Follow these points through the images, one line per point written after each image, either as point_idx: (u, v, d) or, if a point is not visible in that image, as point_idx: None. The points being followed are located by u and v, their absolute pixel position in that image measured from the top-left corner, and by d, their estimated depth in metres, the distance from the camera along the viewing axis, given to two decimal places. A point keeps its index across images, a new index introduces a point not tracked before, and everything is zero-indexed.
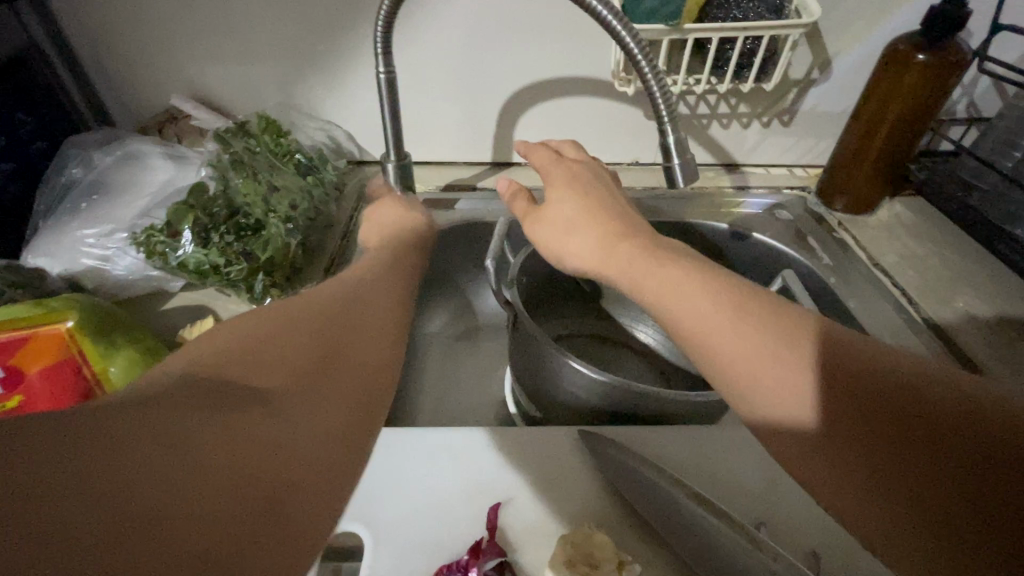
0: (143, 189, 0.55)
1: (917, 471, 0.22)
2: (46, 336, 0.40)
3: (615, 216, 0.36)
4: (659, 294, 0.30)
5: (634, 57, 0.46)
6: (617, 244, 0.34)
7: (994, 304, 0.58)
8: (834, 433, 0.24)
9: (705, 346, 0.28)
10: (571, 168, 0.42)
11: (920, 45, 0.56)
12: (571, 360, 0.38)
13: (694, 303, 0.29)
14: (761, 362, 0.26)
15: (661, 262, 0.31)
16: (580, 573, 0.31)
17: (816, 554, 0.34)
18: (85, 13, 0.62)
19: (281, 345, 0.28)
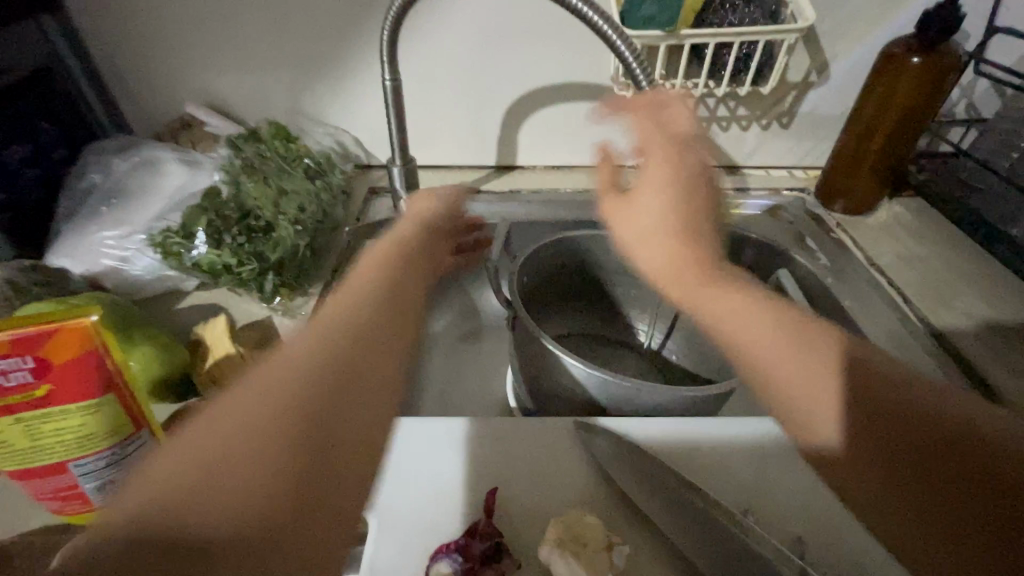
0: (159, 193, 0.58)
1: (926, 478, 0.26)
2: (69, 329, 0.30)
3: (697, 230, 0.37)
4: (720, 317, 0.33)
5: (628, 64, 0.48)
6: (689, 267, 0.35)
7: (990, 303, 0.59)
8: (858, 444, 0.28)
9: (767, 370, 0.31)
10: (669, 156, 0.39)
11: (914, 47, 0.57)
12: (568, 357, 0.40)
13: (756, 326, 0.32)
14: (813, 390, 0.30)
15: (727, 290, 0.34)
16: (570, 552, 0.32)
17: (802, 540, 0.36)
18: (106, 26, 0.65)
19: (290, 382, 0.25)
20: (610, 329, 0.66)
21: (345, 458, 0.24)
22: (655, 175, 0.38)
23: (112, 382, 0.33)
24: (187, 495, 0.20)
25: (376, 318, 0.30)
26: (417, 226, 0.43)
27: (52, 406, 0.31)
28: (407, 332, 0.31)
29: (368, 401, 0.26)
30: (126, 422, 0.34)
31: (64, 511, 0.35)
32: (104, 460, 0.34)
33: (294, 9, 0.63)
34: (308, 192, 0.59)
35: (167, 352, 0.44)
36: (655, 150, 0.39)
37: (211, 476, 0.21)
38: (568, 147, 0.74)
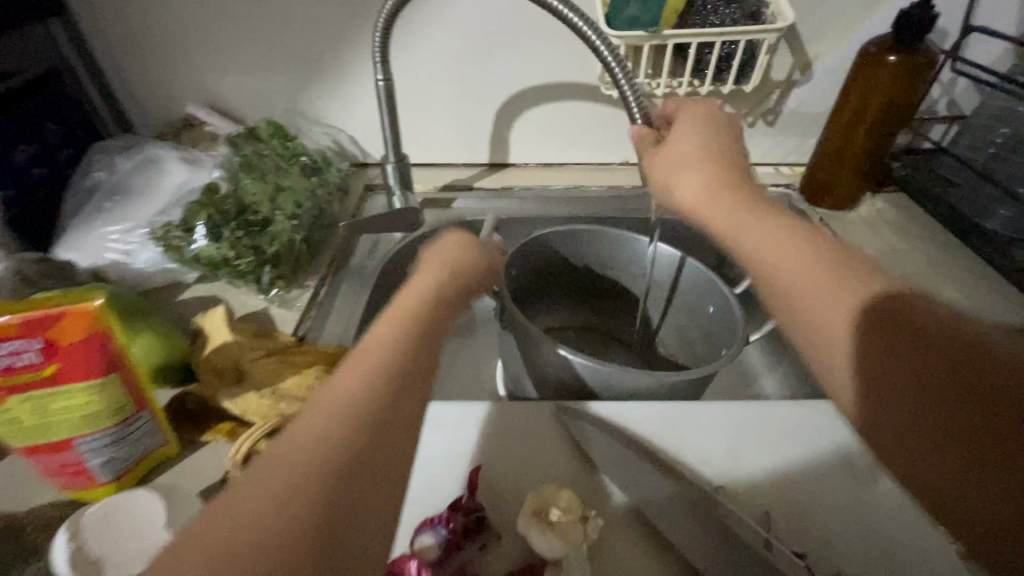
0: (161, 190, 0.60)
1: (940, 418, 0.26)
2: (75, 316, 0.32)
3: (733, 173, 0.40)
4: (750, 235, 0.35)
5: (608, 63, 0.49)
6: (719, 196, 0.38)
7: (968, 294, 0.60)
8: (873, 378, 0.28)
9: (798, 293, 0.31)
10: (709, 122, 0.43)
11: (891, 46, 0.59)
12: (561, 347, 0.41)
13: (792, 244, 0.33)
14: (834, 306, 0.30)
15: (758, 214, 0.36)
16: (545, 521, 0.34)
17: (768, 514, 0.37)
18: (111, 30, 0.67)
19: (337, 402, 0.25)
20: (596, 322, 0.68)
21: (370, 513, 0.24)
22: (687, 129, 0.43)
23: (115, 364, 0.35)
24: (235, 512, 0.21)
25: (416, 320, 0.33)
26: (441, 264, 0.42)
27: (62, 388, 0.34)
28: (428, 334, 0.33)
29: (394, 453, 0.26)
30: (128, 402, 0.37)
31: (70, 487, 0.38)
32: (107, 437, 0.36)
33: (292, 13, 0.65)
34: (305, 189, 0.61)
35: (167, 339, 0.46)
36: (700, 116, 0.44)
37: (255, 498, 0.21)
38: (558, 146, 0.75)
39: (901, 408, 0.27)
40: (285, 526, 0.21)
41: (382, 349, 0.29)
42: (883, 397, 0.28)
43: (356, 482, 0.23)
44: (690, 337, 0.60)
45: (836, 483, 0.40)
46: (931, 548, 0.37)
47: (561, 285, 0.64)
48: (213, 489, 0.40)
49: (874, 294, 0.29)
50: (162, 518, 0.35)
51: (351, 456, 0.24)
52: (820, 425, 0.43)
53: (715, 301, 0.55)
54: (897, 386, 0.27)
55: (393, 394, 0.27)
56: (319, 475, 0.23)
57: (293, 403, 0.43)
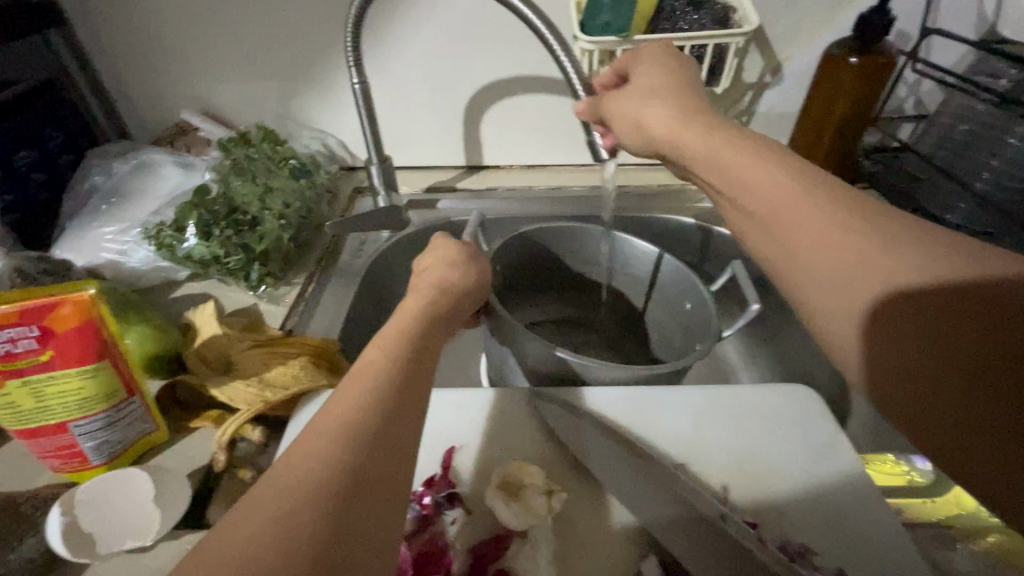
0: (156, 192, 0.63)
1: (927, 353, 0.27)
2: (67, 305, 0.35)
3: (696, 102, 0.41)
4: (725, 163, 0.35)
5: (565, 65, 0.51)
6: (684, 118, 0.39)
7: None
8: (877, 316, 0.29)
9: (779, 218, 0.32)
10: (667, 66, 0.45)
11: (853, 49, 0.61)
12: (559, 351, 0.44)
13: (770, 171, 0.33)
14: (819, 233, 0.30)
15: (726, 138, 0.36)
16: (508, 493, 0.37)
17: (725, 487, 0.40)
18: (108, 40, 0.70)
19: (352, 403, 0.28)
20: (579, 315, 0.70)
21: (372, 532, 0.25)
22: (648, 72, 0.45)
23: (107, 350, 0.37)
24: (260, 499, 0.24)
25: (421, 335, 0.37)
26: (432, 288, 0.43)
27: (57, 373, 0.36)
28: (432, 351, 0.36)
29: (393, 475, 0.27)
30: (119, 387, 0.39)
31: (65, 469, 0.40)
32: (100, 421, 0.39)
33: (282, 22, 0.68)
34: (293, 190, 0.64)
35: (159, 332, 0.48)
36: (658, 60, 0.45)
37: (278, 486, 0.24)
38: (540, 147, 0.78)
39: (901, 351, 0.28)
40: (303, 507, 0.24)
41: (392, 356, 0.33)
42: (891, 339, 0.28)
43: (357, 504, 0.25)
44: (667, 329, 0.62)
45: (794, 459, 0.41)
46: (882, 520, 0.38)
47: (543, 279, 0.66)
48: (199, 472, 0.42)
49: (862, 221, 0.30)
50: (150, 496, 0.38)
51: (350, 479, 0.25)
52: (784, 407, 0.44)
53: (693, 298, 0.56)
54: (906, 328, 0.28)
55: (387, 418, 0.28)
56: (324, 496, 0.24)
57: (279, 391, 0.45)
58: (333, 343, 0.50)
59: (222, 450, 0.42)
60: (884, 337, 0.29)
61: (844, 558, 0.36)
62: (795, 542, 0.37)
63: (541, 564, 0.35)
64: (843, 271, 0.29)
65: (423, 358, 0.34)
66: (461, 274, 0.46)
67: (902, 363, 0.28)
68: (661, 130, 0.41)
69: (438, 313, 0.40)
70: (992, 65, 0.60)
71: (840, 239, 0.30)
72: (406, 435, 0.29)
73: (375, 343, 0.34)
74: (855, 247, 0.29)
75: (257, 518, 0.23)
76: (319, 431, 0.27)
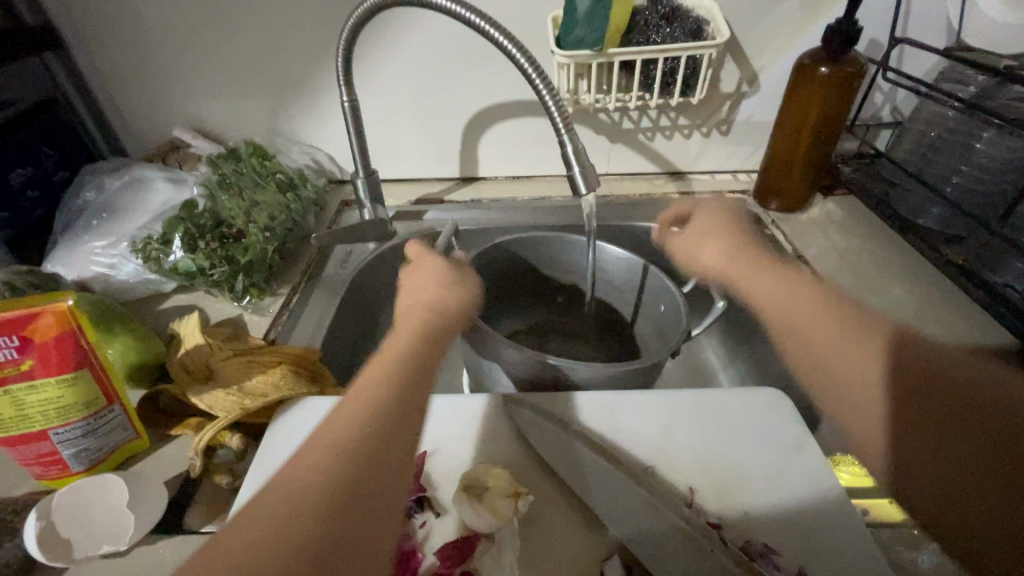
0: (146, 206, 0.65)
1: (933, 431, 0.35)
2: (46, 315, 0.37)
3: (751, 248, 0.52)
4: (763, 291, 0.47)
5: (526, 73, 0.50)
6: (730, 257, 0.52)
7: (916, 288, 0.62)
8: (902, 396, 0.36)
9: (808, 329, 0.42)
10: (722, 214, 0.56)
11: (823, 59, 0.62)
12: (551, 359, 0.45)
13: (802, 296, 0.44)
14: (838, 337, 0.40)
15: (771, 274, 0.48)
16: (473, 494, 0.38)
17: (691, 489, 0.40)
18: (103, 62, 0.72)
19: (360, 408, 0.31)
20: (559, 319, 0.71)
21: (367, 536, 0.26)
22: (705, 216, 0.57)
23: (86, 360, 0.39)
24: (273, 497, 0.26)
25: (422, 345, 0.39)
26: (424, 307, 0.44)
27: (38, 382, 0.38)
28: (432, 358, 0.38)
29: (388, 480, 0.28)
30: (98, 395, 0.40)
31: (46, 476, 0.41)
32: (80, 429, 0.40)
33: (271, 42, 0.70)
34: (278, 204, 0.65)
35: (142, 343, 0.49)
36: (712, 207, 0.58)
37: (285, 486, 0.27)
38: (525, 158, 0.80)
39: (921, 434, 0.35)
40: (305, 501, 0.26)
41: (395, 364, 0.35)
42: (911, 420, 0.36)
43: (354, 508, 0.26)
44: (647, 334, 0.62)
45: (760, 459, 0.42)
46: (844, 521, 0.38)
47: (525, 285, 0.67)
48: (177, 479, 0.43)
49: (869, 331, 0.39)
50: (124, 502, 0.39)
51: (346, 485, 0.27)
52: (753, 409, 0.45)
53: (665, 301, 0.57)
54: (923, 414, 0.35)
55: (386, 428, 0.30)
56: (323, 491, 0.26)
57: (257, 400, 0.46)
58: (314, 352, 0.51)
59: (198, 455, 0.42)
60: (907, 419, 0.36)
61: (806, 557, 0.37)
62: (757, 543, 0.37)
63: (506, 565, 0.36)
64: (861, 353, 0.38)
65: (423, 366, 0.36)
66: (450, 289, 0.47)
67: (925, 446, 0.35)
68: (713, 265, 0.53)
69: (435, 328, 0.42)
70: (960, 73, 0.62)
71: (852, 330, 0.39)
72: (404, 439, 0.30)
73: (382, 354, 0.37)
74: (867, 351, 0.38)
75: (259, 523, 0.25)
76: (330, 433, 0.29)
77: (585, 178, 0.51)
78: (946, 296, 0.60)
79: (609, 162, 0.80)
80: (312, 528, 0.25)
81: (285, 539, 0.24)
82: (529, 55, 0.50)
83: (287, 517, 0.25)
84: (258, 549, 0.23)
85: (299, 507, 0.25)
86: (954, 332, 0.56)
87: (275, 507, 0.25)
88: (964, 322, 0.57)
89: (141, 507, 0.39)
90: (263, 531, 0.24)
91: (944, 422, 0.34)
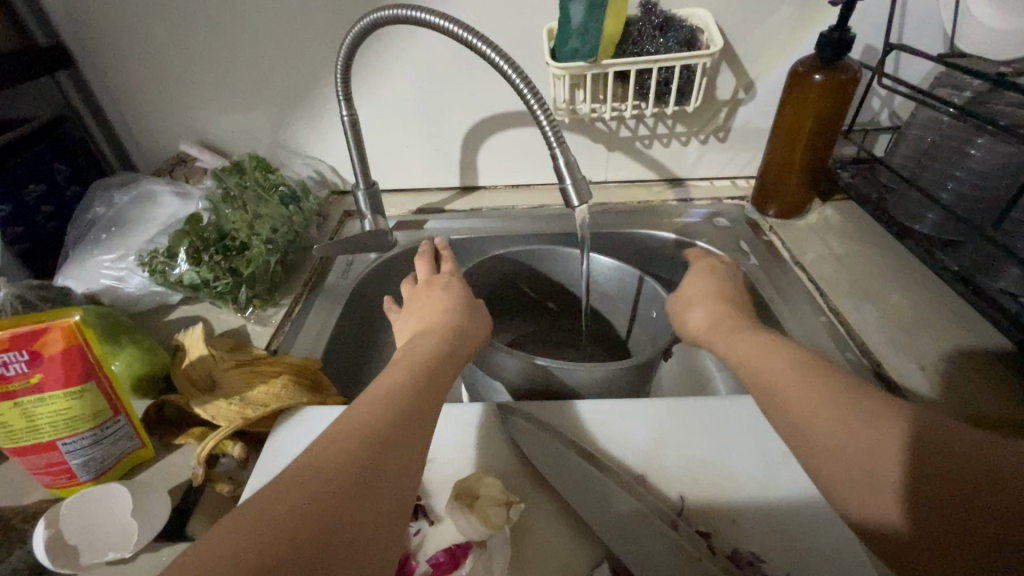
0: (153, 220, 0.66)
1: (927, 486, 0.30)
2: (54, 330, 0.38)
3: (734, 307, 0.51)
4: (734, 349, 0.45)
5: (518, 88, 0.51)
6: (716, 325, 0.49)
7: (916, 293, 0.62)
8: (906, 448, 0.31)
9: (770, 378, 0.39)
10: (710, 279, 0.56)
11: (816, 66, 0.62)
12: (541, 359, 0.46)
13: (770, 349, 0.42)
14: (805, 383, 0.37)
15: (744, 331, 0.46)
16: (463, 502, 0.38)
17: (681, 496, 0.40)
18: (113, 80, 0.75)
19: (375, 416, 0.33)
20: (557, 329, 0.72)
21: (373, 517, 0.28)
22: (694, 281, 0.57)
23: (92, 373, 0.40)
24: (288, 481, 0.28)
25: (437, 364, 0.41)
26: (437, 330, 0.46)
27: (47, 394, 0.39)
28: (444, 379, 0.41)
29: (396, 472, 0.31)
30: (105, 407, 0.42)
31: (55, 485, 0.43)
32: (86, 439, 0.41)
33: (273, 58, 0.72)
34: (281, 216, 0.67)
35: (148, 354, 0.51)
36: (700, 272, 0.58)
37: (299, 474, 0.29)
38: (524, 167, 0.80)
39: (921, 502, 0.30)
40: (318, 487, 0.28)
41: (412, 380, 0.38)
42: (914, 476, 0.30)
43: (364, 492, 0.29)
44: (642, 342, 0.63)
45: (750, 466, 0.42)
46: (833, 527, 0.39)
47: (521, 296, 0.68)
48: (180, 487, 0.45)
49: (840, 382, 0.36)
50: (128, 510, 0.40)
51: (359, 471, 0.29)
52: (744, 417, 0.46)
53: (658, 307, 0.58)
54: (929, 472, 0.30)
55: (396, 436, 0.32)
56: (335, 480, 0.28)
57: (258, 409, 0.47)
58: (314, 362, 0.52)
59: (201, 464, 0.44)
60: (910, 476, 0.31)
61: (793, 565, 0.37)
62: (744, 550, 0.38)
63: (496, 572, 0.36)
64: (856, 406, 0.34)
65: (438, 386, 0.39)
66: (460, 315, 0.49)
67: (929, 506, 0.30)
68: (697, 332, 0.50)
69: (449, 346, 0.44)
70: (954, 78, 0.62)
71: (823, 380, 0.36)
72: (414, 450, 0.33)
73: (396, 370, 0.40)
74: (840, 396, 0.35)
75: (278, 494, 0.27)
76: (343, 433, 0.32)
77: (576, 189, 0.52)
78: (945, 303, 0.60)
79: (606, 170, 0.81)
80: (322, 508, 0.27)
81: (297, 515, 0.26)
82: (521, 71, 0.51)
83: (297, 497, 0.27)
84: (271, 521, 0.25)
85: (312, 490, 0.27)
86: (951, 339, 0.56)
87: (290, 489, 0.27)
88: (963, 328, 0.57)
89: (145, 514, 0.40)
90: (276, 507, 0.26)
91: (952, 482, 0.29)
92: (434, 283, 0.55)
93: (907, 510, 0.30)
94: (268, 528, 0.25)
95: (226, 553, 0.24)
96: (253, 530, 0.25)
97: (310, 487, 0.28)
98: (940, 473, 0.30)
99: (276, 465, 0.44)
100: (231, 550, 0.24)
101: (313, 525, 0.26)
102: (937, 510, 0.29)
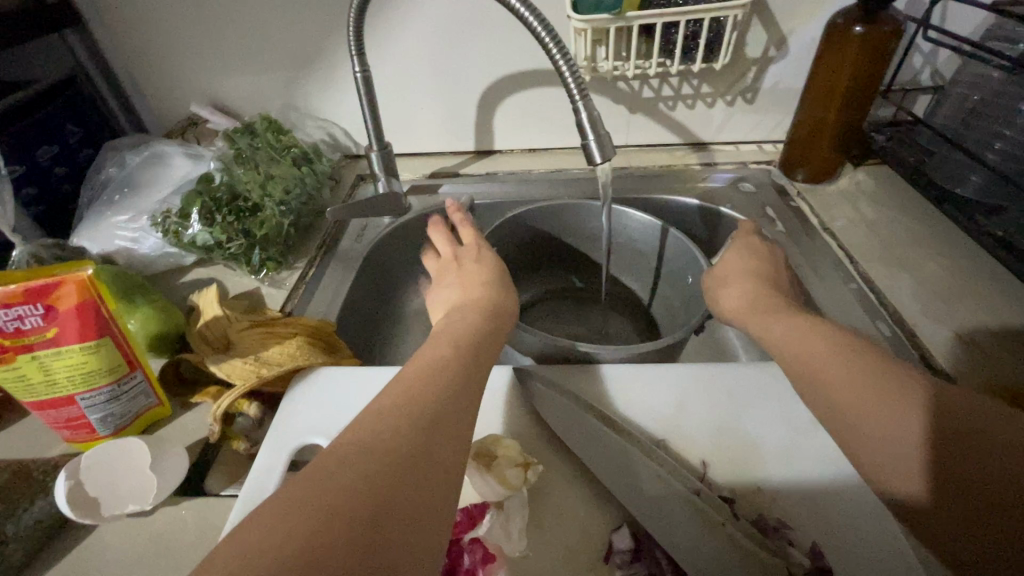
0: (165, 181, 0.65)
1: (949, 430, 0.31)
2: (67, 284, 0.37)
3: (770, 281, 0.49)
4: (756, 321, 0.44)
5: (540, 38, 0.48)
6: (761, 298, 0.46)
7: (953, 261, 0.59)
8: (938, 428, 0.31)
9: (803, 337, 0.39)
10: (749, 242, 0.54)
11: (858, 18, 0.58)
12: (575, 345, 0.47)
13: (799, 316, 0.42)
14: (834, 341, 0.37)
15: (760, 306, 0.45)
16: (480, 462, 0.38)
17: (704, 463, 0.40)
18: (122, 39, 0.73)
19: (414, 393, 0.32)
20: (574, 288, 0.70)
21: (415, 500, 0.27)
22: (736, 245, 0.54)
23: (107, 328, 0.40)
24: (323, 464, 0.27)
25: (466, 335, 0.40)
26: (465, 305, 0.44)
27: (65, 348, 0.39)
28: (482, 353, 0.39)
29: (446, 451, 0.30)
30: (121, 362, 0.42)
31: (74, 439, 0.43)
32: (105, 395, 0.41)
33: (282, 15, 0.69)
34: (294, 177, 0.65)
35: (163, 314, 0.50)
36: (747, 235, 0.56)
37: (336, 455, 0.28)
38: (543, 130, 0.78)
39: (946, 443, 0.30)
40: (357, 470, 0.26)
41: (455, 359, 0.37)
42: (946, 455, 0.30)
43: (406, 473, 0.27)
44: (675, 301, 0.62)
45: (777, 434, 0.41)
46: (862, 493, 0.38)
47: (553, 254, 0.67)
48: (198, 444, 0.45)
49: (861, 342, 0.37)
50: (147, 464, 0.41)
51: (398, 456, 0.28)
52: (771, 383, 0.44)
53: (696, 273, 0.56)
54: (961, 451, 0.30)
55: (438, 416, 0.31)
56: (378, 463, 0.27)
57: (273, 368, 0.47)
58: (329, 323, 0.51)
59: (218, 421, 0.43)
60: (942, 454, 0.30)
61: (819, 532, 0.36)
62: (770, 516, 0.37)
63: (514, 533, 0.36)
64: (893, 382, 0.33)
65: (476, 361, 0.38)
66: (494, 291, 0.47)
67: (954, 444, 0.30)
68: (732, 298, 0.49)
69: (484, 323, 0.42)
70: (1008, 30, 0.58)
71: (853, 341, 0.37)
72: (460, 432, 0.31)
73: (431, 347, 0.38)
74: (870, 355, 0.35)
75: (316, 475, 0.26)
76: (387, 411, 0.31)
77: (599, 146, 0.50)
78: (986, 273, 0.57)
79: (628, 133, 0.78)
80: (357, 489, 0.25)
81: (332, 497, 0.25)
82: (544, 19, 0.48)
83: (340, 479, 0.26)
84: (304, 504, 0.24)
85: (354, 473, 0.26)
86: (991, 310, 0.53)
87: (328, 472, 0.26)
88: (1004, 298, 0.54)
89: (163, 470, 0.41)
90: (315, 490, 0.25)
91: (980, 459, 0.29)
92: (455, 255, 0.52)
93: (932, 450, 0.31)
94: (301, 511, 0.24)
95: (263, 534, 0.23)
96: (289, 515, 0.24)
97: (352, 466, 0.27)
98: (970, 448, 0.29)
99: (297, 440, 0.42)
100: (268, 533, 0.23)
101: (353, 508, 0.25)
102: (972, 488, 0.29)
